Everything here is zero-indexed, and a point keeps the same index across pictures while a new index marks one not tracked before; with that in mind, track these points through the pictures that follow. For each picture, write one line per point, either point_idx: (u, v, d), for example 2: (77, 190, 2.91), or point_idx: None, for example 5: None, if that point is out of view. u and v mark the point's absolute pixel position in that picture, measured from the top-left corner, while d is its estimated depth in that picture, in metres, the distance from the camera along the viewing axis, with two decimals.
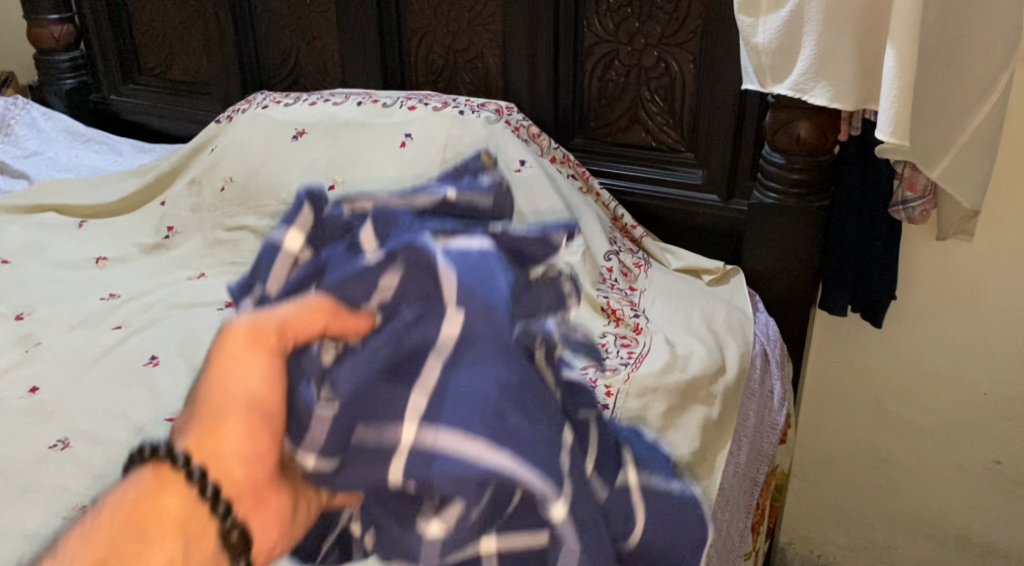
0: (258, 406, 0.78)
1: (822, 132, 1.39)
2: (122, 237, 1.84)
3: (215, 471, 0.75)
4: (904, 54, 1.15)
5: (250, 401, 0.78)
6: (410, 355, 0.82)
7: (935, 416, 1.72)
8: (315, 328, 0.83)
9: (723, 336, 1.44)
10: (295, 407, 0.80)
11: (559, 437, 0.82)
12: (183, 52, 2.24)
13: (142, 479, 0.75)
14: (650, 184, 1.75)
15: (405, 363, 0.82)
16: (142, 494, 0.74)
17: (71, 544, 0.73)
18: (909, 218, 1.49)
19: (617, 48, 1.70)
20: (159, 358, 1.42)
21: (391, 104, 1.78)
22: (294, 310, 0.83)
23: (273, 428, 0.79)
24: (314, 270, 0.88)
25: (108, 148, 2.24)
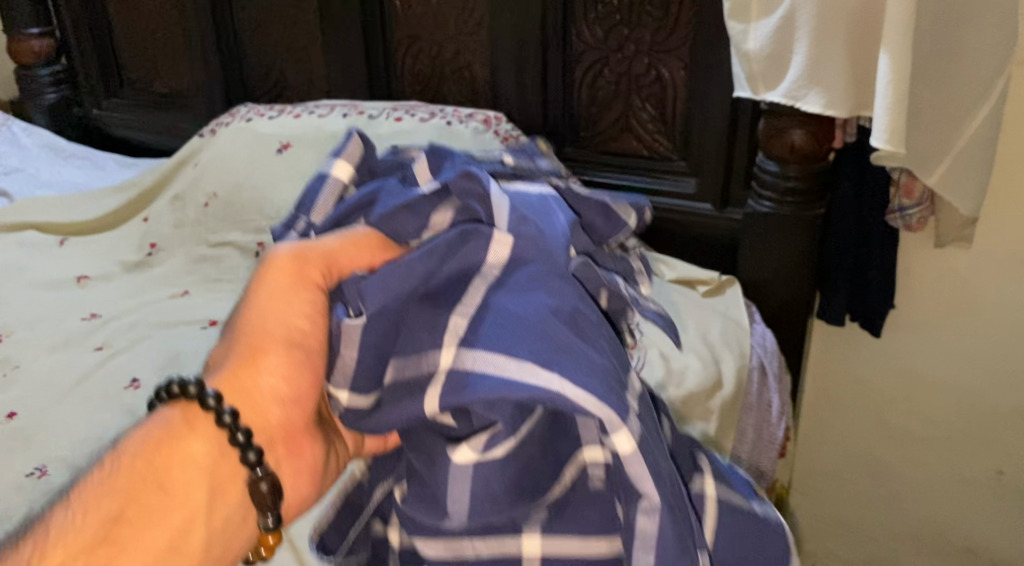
0: (296, 345, 0.70)
1: (817, 140, 1.36)
2: (104, 255, 1.80)
3: (249, 415, 0.66)
4: (899, 59, 1.12)
5: (290, 335, 0.70)
6: (448, 283, 0.72)
7: (935, 426, 1.69)
8: (362, 263, 0.74)
9: (718, 349, 1.40)
10: (335, 353, 0.71)
11: (624, 375, 0.71)
12: (166, 65, 2.20)
13: (170, 418, 0.63)
14: (642, 193, 1.72)
15: (445, 291, 0.72)
16: (165, 435, 0.62)
17: (84, 499, 0.58)
18: (907, 225, 1.46)
19: (606, 55, 1.67)
20: (140, 380, 1.37)
21: (377, 115, 1.75)
22: (340, 242, 0.74)
23: (314, 368, 0.70)
24: (368, 198, 0.79)
25: (91, 163, 2.20)
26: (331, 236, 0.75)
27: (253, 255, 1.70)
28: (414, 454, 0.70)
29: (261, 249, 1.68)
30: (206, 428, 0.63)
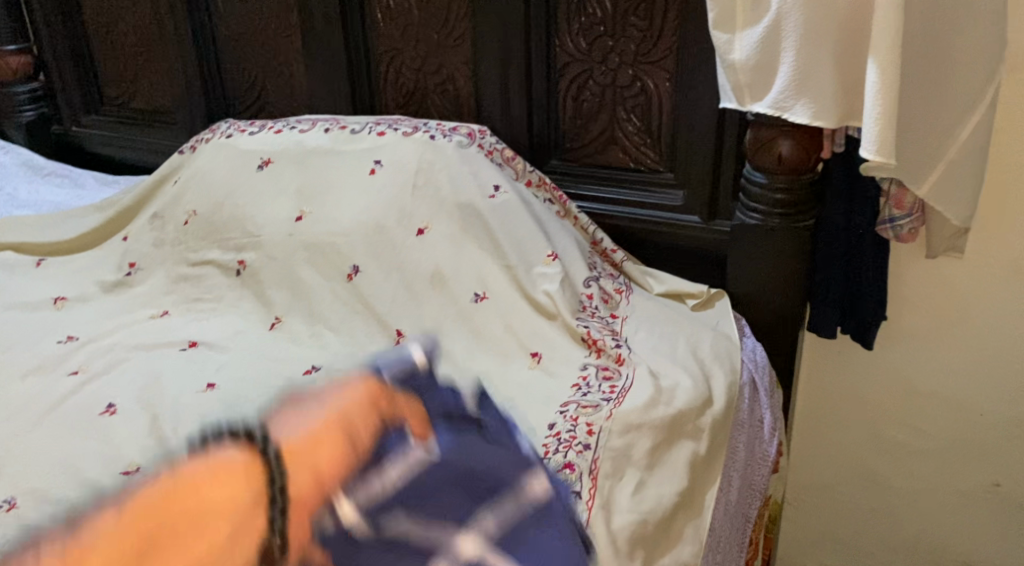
0: (353, 450, 0.98)
1: (804, 149, 1.34)
2: (81, 276, 1.76)
3: (302, 467, 0.95)
4: (887, 69, 1.10)
5: (349, 429, 0.99)
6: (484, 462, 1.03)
7: (930, 438, 1.67)
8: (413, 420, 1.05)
9: (708, 364, 1.38)
10: (378, 469, 0.97)
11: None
12: (145, 81, 2.17)
13: (232, 454, 0.97)
14: (629, 206, 1.70)
15: (483, 476, 1.01)
16: (222, 465, 0.96)
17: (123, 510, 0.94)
18: (898, 237, 1.44)
19: (591, 67, 1.65)
20: (116, 406, 1.34)
21: (359, 130, 1.72)
22: (404, 401, 1.06)
23: (348, 461, 0.96)
24: (430, 385, 1.12)
25: (70, 181, 2.17)
26: (396, 392, 1.07)
27: (234, 273, 1.65)
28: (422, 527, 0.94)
29: (242, 267, 1.64)
30: (263, 475, 0.94)
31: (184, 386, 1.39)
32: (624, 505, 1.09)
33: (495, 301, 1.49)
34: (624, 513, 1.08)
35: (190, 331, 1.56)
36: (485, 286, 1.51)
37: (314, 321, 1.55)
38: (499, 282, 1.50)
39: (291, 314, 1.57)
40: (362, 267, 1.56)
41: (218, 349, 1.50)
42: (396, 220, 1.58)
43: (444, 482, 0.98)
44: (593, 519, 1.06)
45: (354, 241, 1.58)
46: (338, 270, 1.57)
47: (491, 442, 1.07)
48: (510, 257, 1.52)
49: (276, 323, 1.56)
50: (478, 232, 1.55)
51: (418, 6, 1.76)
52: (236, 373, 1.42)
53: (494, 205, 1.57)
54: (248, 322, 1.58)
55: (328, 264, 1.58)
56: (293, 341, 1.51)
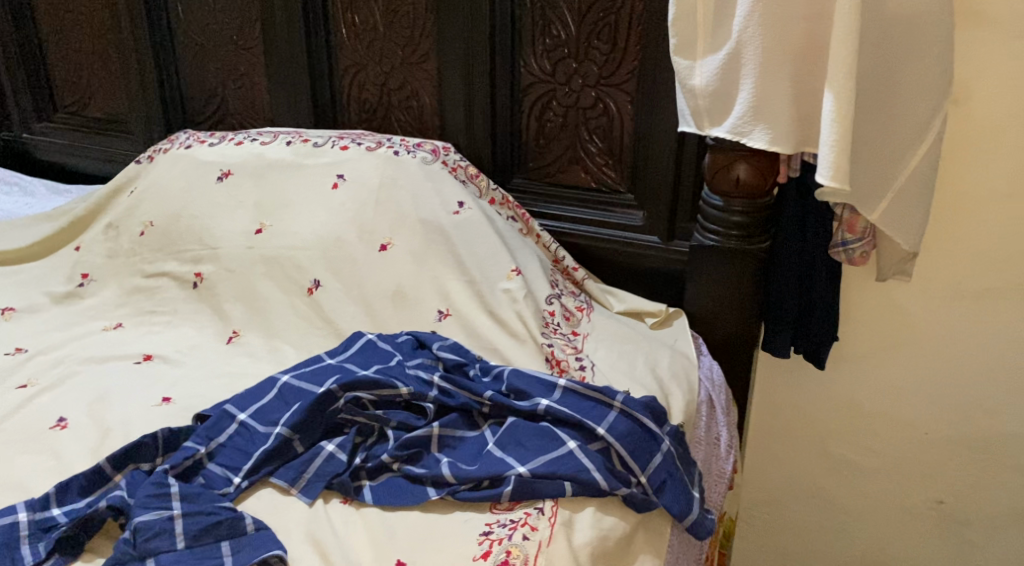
0: None
1: (761, 174, 1.38)
2: (31, 286, 1.72)
3: None
4: (844, 98, 1.14)
5: None
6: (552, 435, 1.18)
7: (878, 456, 1.71)
8: None
9: (667, 383, 1.40)
10: (544, 478, 1.12)
11: (599, 465, 1.14)
12: (100, 88, 2.14)
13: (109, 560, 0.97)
14: (589, 224, 1.72)
15: (543, 442, 1.18)
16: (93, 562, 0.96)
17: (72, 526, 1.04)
18: (850, 260, 1.49)
19: (554, 88, 1.67)
20: (67, 420, 1.30)
21: (322, 143, 1.71)
22: None
23: None
24: (553, 438, 1.18)
25: (19, 189, 2.13)
26: None
27: (190, 285, 1.63)
28: (510, 449, 1.17)
29: (198, 280, 1.62)
30: None
31: (138, 400, 1.36)
32: (585, 522, 1.10)
33: (457, 316, 1.50)
34: (584, 530, 1.09)
35: (144, 345, 1.53)
36: (449, 303, 1.51)
37: (271, 337, 1.53)
38: (461, 298, 1.51)
39: (249, 329, 1.55)
40: (322, 282, 1.55)
41: (173, 363, 1.48)
42: (357, 235, 1.57)
43: (531, 433, 1.19)
44: (554, 536, 1.07)
45: (314, 256, 1.57)
46: (298, 284, 1.56)
47: (568, 418, 1.19)
48: (473, 273, 1.53)
49: (233, 337, 1.54)
50: (441, 246, 1.55)
51: (383, 23, 1.77)
52: (192, 389, 1.40)
53: (458, 222, 1.57)
54: (204, 335, 1.55)
55: (288, 278, 1.57)
56: (250, 355, 1.50)
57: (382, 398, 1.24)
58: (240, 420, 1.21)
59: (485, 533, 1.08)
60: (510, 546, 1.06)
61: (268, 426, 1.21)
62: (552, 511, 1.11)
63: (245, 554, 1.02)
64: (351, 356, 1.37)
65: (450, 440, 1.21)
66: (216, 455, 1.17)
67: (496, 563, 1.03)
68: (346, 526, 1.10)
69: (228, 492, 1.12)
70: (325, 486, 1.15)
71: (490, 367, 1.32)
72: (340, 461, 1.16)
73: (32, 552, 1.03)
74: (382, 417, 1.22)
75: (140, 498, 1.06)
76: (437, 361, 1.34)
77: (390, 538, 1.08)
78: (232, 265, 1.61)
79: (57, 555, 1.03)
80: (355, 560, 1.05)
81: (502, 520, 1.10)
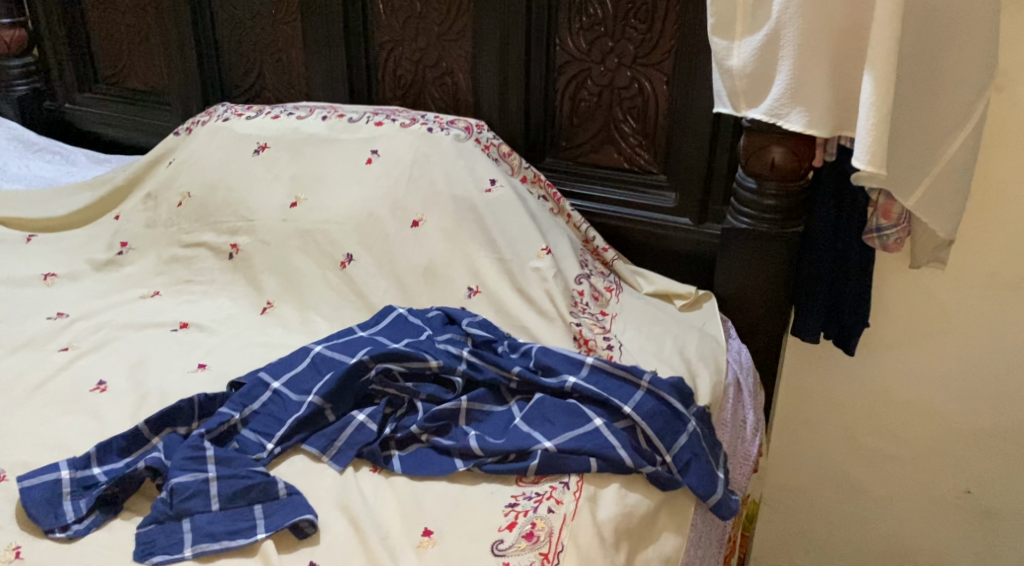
0: None
1: (797, 157, 1.37)
2: (73, 253, 1.76)
3: None
4: (883, 81, 1.13)
5: None
6: (579, 412, 1.20)
7: (906, 445, 1.70)
8: None
9: (695, 365, 1.40)
10: (570, 455, 1.14)
11: (625, 444, 1.15)
12: (140, 60, 2.17)
13: None
14: (621, 205, 1.72)
15: (570, 419, 1.19)
16: None
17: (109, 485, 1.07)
18: (884, 246, 1.46)
19: (589, 67, 1.67)
20: (107, 384, 1.34)
21: (357, 119, 1.73)
22: None
23: None
24: (580, 416, 1.19)
25: (61, 158, 2.17)
26: None
27: (226, 256, 1.66)
28: (538, 425, 1.19)
29: (234, 251, 1.65)
30: None
31: (174, 367, 1.39)
32: (609, 498, 1.12)
33: (487, 293, 1.51)
34: (608, 506, 1.10)
35: (181, 313, 1.56)
36: (478, 280, 1.53)
37: (305, 308, 1.56)
38: (491, 275, 1.52)
39: (283, 300, 1.58)
40: (355, 256, 1.57)
41: (208, 331, 1.51)
42: (390, 211, 1.59)
43: (557, 409, 1.20)
44: (578, 510, 1.08)
45: (348, 230, 1.59)
46: (331, 258, 1.58)
47: (594, 396, 1.20)
48: (503, 250, 1.54)
49: (267, 308, 1.57)
50: (472, 223, 1.56)
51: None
52: (227, 356, 1.43)
53: (490, 199, 1.58)
54: (240, 306, 1.58)
55: (321, 251, 1.59)
56: (284, 326, 1.52)
57: (412, 370, 1.27)
58: (274, 388, 1.23)
59: (511, 505, 1.10)
60: (535, 518, 1.07)
61: (301, 394, 1.23)
62: (577, 486, 1.12)
63: (277, 518, 1.05)
64: (382, 329, 1.39)
65: (478, 414, 1.23)
66: (250, 422, 1.20)
67: (521, 534, 1.05)
68: (374, 494, 1.12)
69: (262, 457, 1.15)
70: (355, 454, 1.17)
71: (518, 344, 1.33)
72: (370, 431, 1.19)
73: (73, 508, 1.06)
74: (413, 390, 1.24)
75: (177, 460, 1.09)
76: (466, 337, 1.36)
77: (417, 507, 1.10)
78: (267, 238, 1.63)
79: (97, 512, 1.07)
80: (384, 527, 1.07)
81: (527, 493, 1.12)
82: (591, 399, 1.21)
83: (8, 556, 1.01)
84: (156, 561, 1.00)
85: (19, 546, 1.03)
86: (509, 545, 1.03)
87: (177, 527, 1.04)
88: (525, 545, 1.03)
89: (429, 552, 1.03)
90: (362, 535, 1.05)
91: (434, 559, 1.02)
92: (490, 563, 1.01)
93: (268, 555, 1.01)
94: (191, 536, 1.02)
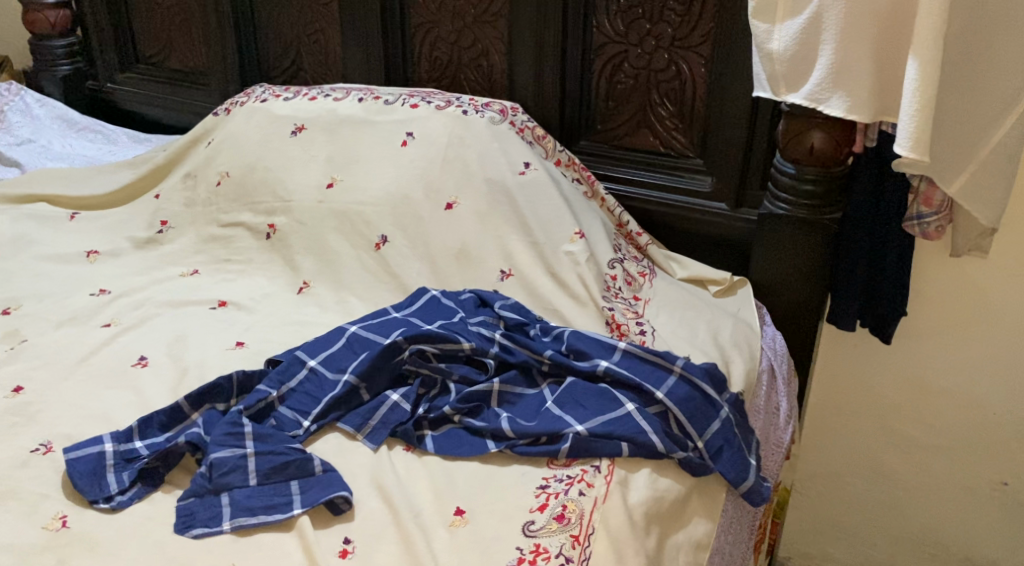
0: None
1: (836, 142, 1.35)
2: (114, 231, 1.79)
3: None
4: (928, 67, 1.11)
5: None
6: (611, 397, 1.20)
7: (942, 435, 1.69)
8: None
9: (728, 351, 1.40)
10: (602, 439, 1.14)
11: (658, 430, 1.15)
12: (181, 41, 2.19)
13: None
14: (656, 189, 1.71)
15: (602, 403, 1.19)
16: None
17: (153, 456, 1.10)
18: (924, 234, 1.45)
19: (627, 49, 1.66)
20: (147, 359, 1.37)
21: (393, 101, 1.73)
22: None
23: None
24: (611, 400, 1.19)
25: (103, 137, 2.20)
26: None
27: (263, 236, 1.68)
28: (570, 409, 1.19)
29: (271, 231, 1.67)
30: None
31: (213, 344, 1.41)
32: (640, 482, 1.12)
33: (520, 276, 1.51)
34: (639, 489, 1.11)
35: (220, 291, 1.59)
36: (511, 262, 1.53)
37: (340, 288, 1.57)
38: (524, 258, 1.52)
39: (319, 280, 1.59)
40: (389, 238, 1.58)
41: (246, 310, 1.53)
42: (424, 193, 1.60)
43: (590, 394, 1.20)
44: (609, 493, 1.09)
45: (383, 211, 1.60)
46: (366, 239, 1.59)
47: (627, 381, 1.20)
48: (536, 233, 1.54)
49: (304, 288, 1.59)
50: (506, 206, 1.57)
51: None
52: (264, 334, 1.45)
53: (524, 181, 1.58)
54: (277, 285, 1.61)
55: (356, 232, 1.61)
56: (319, 305, 1.54)
57: (445, 351, 1.28)
58: (310, 366, 1.25)
59: (542, 487, 1.10)
60: (566, 500, 1.08)
61: (336, 373, 1.25)
62: (608, 470, 1.12)
63: (313, 493, 1.07)
64: (416, 311, 1.40)
65: (510, 396, 1.24)
66: (287, 399, 1.22)
67: (552, 516, 1.06)
68: (406, 474, 1.14)
69: (298, 434, 1.17)
70: (389, 433, 1.19)
71: (550, 327, 1.33)
72: (404, 411, 1.20)
73: (117, 480, 1.09)
74: (446, 370, 1.25)
75: (216, 435, 1.11)
76: (499, 320, 1.37)
77: (450, 486, 1.11)
78: (304, 218, 1.65)
79: (139, 484, 1.10)
80: (417, 506, 1.08)
81: (559, 476, 1.12)
82: (623, 384, 1.21)
83: (55, 525, 1.04)
84: (196, 533, 1.03)
85: (65, 515, 1.06)
86: (540, 527, 1.04)
87: (216, 501, 1.06)
88: (555, 527, 1.04)
89: (461, 530, 1.04)
90: (395, 512, 1.06)
91: (466, 538, 1.03)
92: (521, 544, 1.02)
93: (304, 530, 1.03)
94: (229, 510, 1.05)
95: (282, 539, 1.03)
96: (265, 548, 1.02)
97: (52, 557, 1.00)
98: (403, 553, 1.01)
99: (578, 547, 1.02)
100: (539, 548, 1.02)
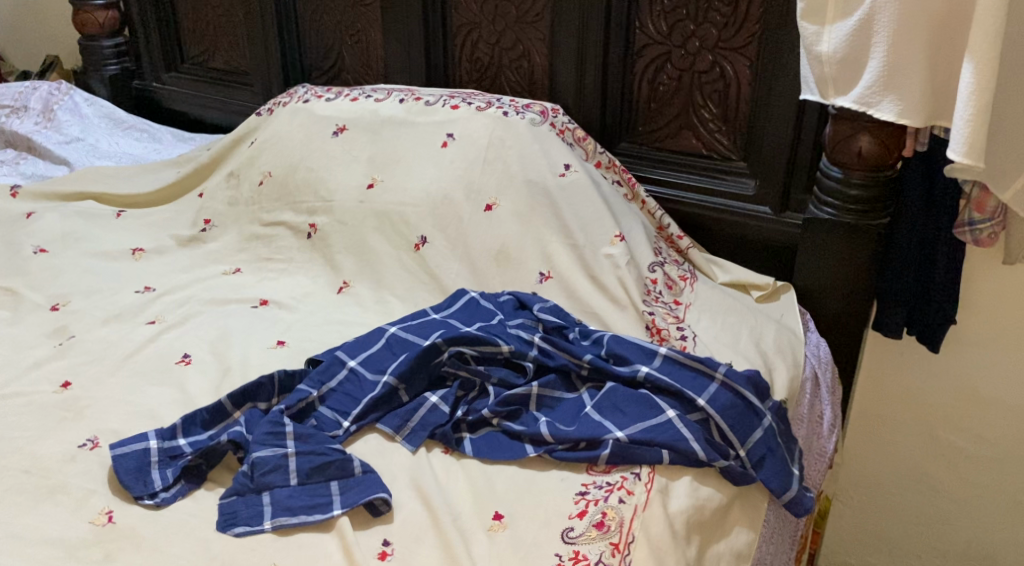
0: None
1: (886, 147, 1.32)
2: (159, 229, 1.81)
3: None
4: (983, 70, 1.08)
5: None
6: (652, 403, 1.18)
7: (992, 446, 1.64)
8: None
9: (771, 357, 1.37)
10: (642, 446, 1.13)
11: (700, 438, 1.14)
12: (225, 41, 2.22)
13: None
14: (698, 193, 1.69)
15: (642, 409, 1.18)
16: None
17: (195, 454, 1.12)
18: (975, 241, 1.42)
19: (669, 50, 1.64)
20: (191, 357, 1.38)
21: (433, 102, 1.73)
22: None
23: None
24: (652, 405, 1.18)
25: (148, 136, 2.24)
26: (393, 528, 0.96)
27: (304, 236, 1.69)
28: (610, 415, 1.18)
29: (312, 231, 1.68)
30: None
31: (254, 343, 1.42)
32: (681, 490, 1.11)
33: (559, 278, 1.51)
34: (680, 498, 1.10)
35: (261, 290, 1.60)
36: (550, 265, 1.52)
37: (380, 288, 1.58)
38: (564, 260, 1.51)
39: (359, 279, 1.60)
40: (429, 238, 1.58)
41: (286, 308, 1.54)
42: (465, 194, 1.60)
43: (631, 399, 1.19)
44: (650, 501, 1.08)
45: (424, 212, 1.60)
46: (406, 240, 1.60)
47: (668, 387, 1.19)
48: (576, 235, 1.53)
49: (344, 287, 1.60)
50: (546, 209, 1.56)
51: None
52: (305, 333, 1.46)
53: (564, 184, 1.58)
54: (318, 284, 1.61)
55: (396, 233, 1.61)
56: (359, 305, 1.54)
57: (484, 354, 1.28)
58: (351, 366, 1.26)
59: (581, 493, 1.10)
60: (605, 507, 1.07)
61: (375, 374, 1.25)
62: (648, 477, 1.11)
63: (352, 495, 1.07)
64: (455, 312, 1.40)
65: (549, 400, 1.23)
66: (327, 399, 1.22)
67: (591, 523, 1.05)
68: (445, 477, 1.13)
69: (338, 435, 1.17)
70: (428, 435, 1.19)
71: (590, 331, 1.32)
72: (442, 413, 1.20)
73: (161, 477, 1.11)
74: (485, 373, 1.25)
75: (257, 435, 1.12)
76: (538, 323, 1.36)
77: (489, 490, 1.11)
78: (344, 218, 1.65)
79: (182, 481, 1.11)
80: (456, 509, 1.08)
81: (598, 482, 1.11)
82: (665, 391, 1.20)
83: (101, 520, 1.05)
84: (237, 531, 1.04)
85: (111, 511, 1.07)
86: (580, 534, 1.03)
87: (257, 500, 1.07)
88: (595, 534, 1.03)
89: (500, 535, 1.04)
90: (435, 515, 1.06)
91: (505, 543, 1.03)
92: (560, 551, 1.01)
93: (344, 531, 1.03)
94: (270, 510, 1.05)
95: (323, 539, 1.03)
96: (306, 547, 1.02)
97: (99, 552, 1.01)
98: (442, 556, 1.01)
99: (618, 555, 1.01)
100: (578, 554, 1.01)
